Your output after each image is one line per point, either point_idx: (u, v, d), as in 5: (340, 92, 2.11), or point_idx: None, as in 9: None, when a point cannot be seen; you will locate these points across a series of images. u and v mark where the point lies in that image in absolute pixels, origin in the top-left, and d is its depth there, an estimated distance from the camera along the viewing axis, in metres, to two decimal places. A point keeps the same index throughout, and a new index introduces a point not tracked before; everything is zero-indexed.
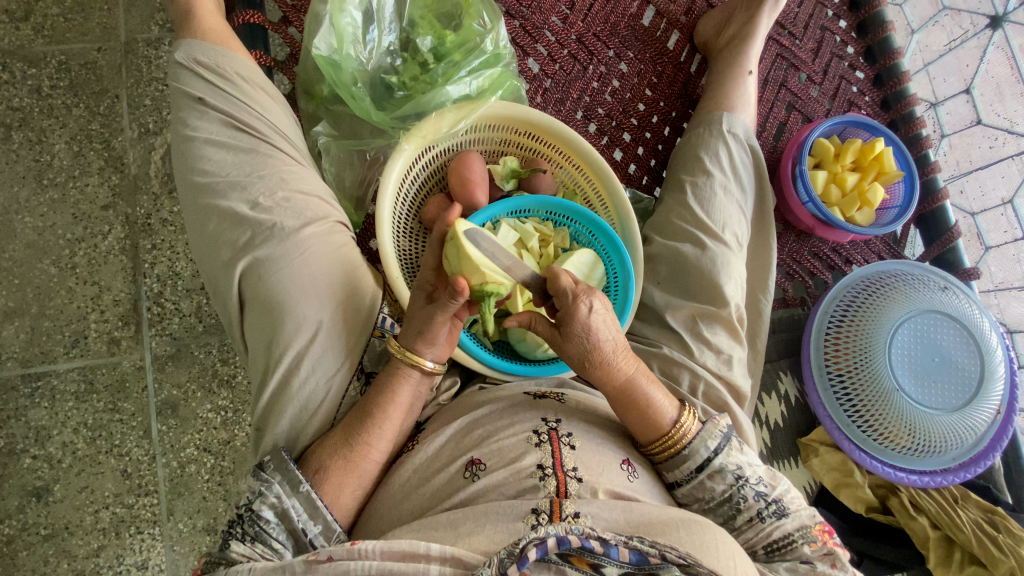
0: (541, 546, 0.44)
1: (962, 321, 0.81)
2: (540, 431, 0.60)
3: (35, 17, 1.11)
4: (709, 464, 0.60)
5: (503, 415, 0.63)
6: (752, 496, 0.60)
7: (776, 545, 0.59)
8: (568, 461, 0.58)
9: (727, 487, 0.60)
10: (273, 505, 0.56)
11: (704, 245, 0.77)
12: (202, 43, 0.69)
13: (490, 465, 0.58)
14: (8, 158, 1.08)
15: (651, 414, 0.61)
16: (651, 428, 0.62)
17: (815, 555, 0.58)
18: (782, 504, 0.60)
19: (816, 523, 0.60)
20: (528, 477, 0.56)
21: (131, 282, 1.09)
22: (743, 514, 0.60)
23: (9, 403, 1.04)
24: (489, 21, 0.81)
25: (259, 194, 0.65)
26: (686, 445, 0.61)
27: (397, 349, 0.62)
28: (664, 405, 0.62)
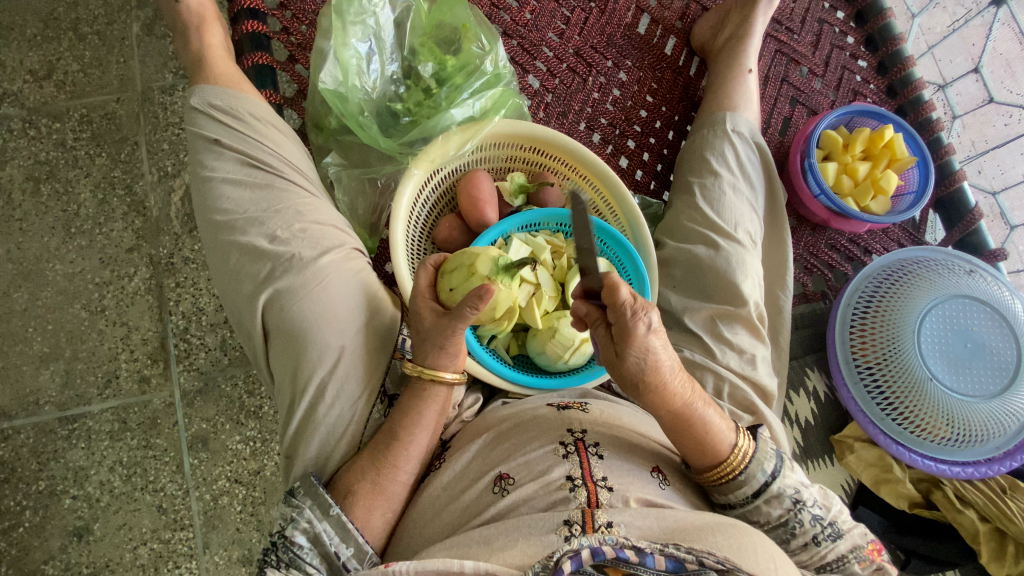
0: (577, 558, 0.44)
1: (993, 303, 0.79)
2: (566, 443, 0.60)
3: (56, 75, 1.17)
4: (767, 489, 0.59)
5: (526, 429, 0.62)
6: (809, 519, 0.58)
7: (827, 566, 0.58)
8: (597, 471, 0.57)
9: (784, 512, 0.59)
10: (306, 529, 0.56)
11: (717, 245, 0.76)
12: (215, 87, 0.72)
13: (519, 478, 0.58)
14: (38, 210, 1.14)
15: (708, 438, 0.59)
16: (710, 455, 0.59)
17: (865, 573, 0.57)
18: (837, 527, 0.59)
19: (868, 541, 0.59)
20: (558, 489, 0.56)
21: (158, 320, 1.13)
22: (799, 538, 0.59)
23: (47, 446, 1.07)
24: (487, 43, 0.83)
25: (275, 227, 0.67)
26: (744, 467, 0.59)
27: (417, 372, 0.64)
28: (723, 431, 0.59)
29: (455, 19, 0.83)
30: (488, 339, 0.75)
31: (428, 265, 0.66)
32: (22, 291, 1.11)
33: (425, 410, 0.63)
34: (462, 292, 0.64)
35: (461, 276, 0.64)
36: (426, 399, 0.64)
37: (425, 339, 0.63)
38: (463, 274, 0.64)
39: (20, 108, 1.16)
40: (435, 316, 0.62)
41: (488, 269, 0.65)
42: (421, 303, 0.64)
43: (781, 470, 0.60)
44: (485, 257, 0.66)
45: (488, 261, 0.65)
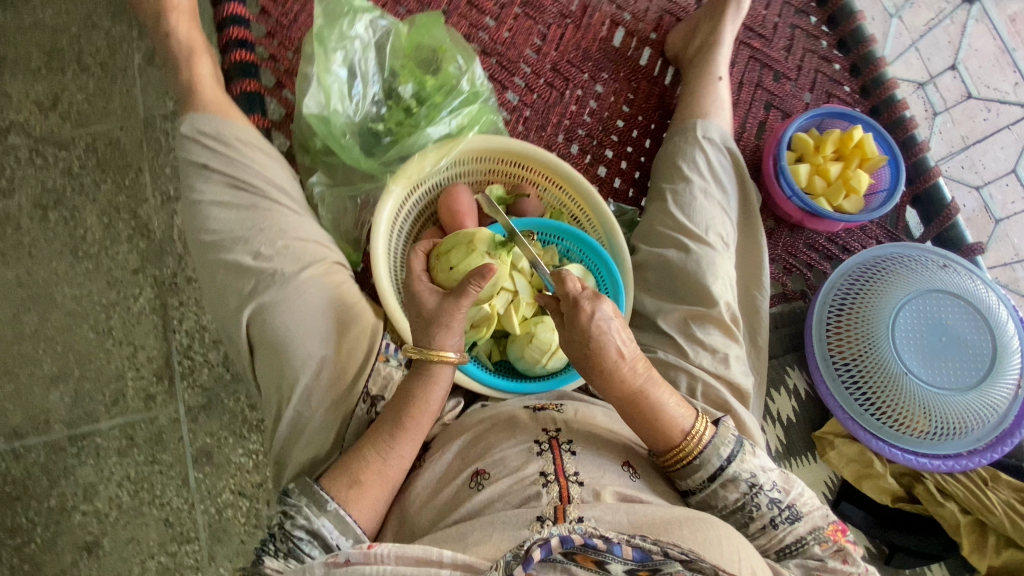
0: (545, 546, 0.45)
1: (966, 296, 0.80)
2: (541, 440, 0.63)
3: (62, 106, 1.22)
4: (722, 473, 0.61)
5: (504, 427, 0.66)
6: (766, 503, 0.61)
7: (787, 549, 0.61)
8: (569, 466, 0.60)
9: (740, 496, 0.61)
10: (305, 525, 0.57)
11: (688, 249, 0.79)
12: (204, 114, 0.76)
13: (494, 473, 0.60)
14: (47, 236, 1.19)
15: (661, 420, 0.62)
16: (663, 438, 0.62)
17: (826, 554, 0.59)
18: (795, 508, 0.61)
19: (829, 523, 0.60)
20: (532, 484, 0.58)
21: (163, 338, 1.17)
22: (757, 522, 0.61)
23: (58, 463, 1.11)
24: (464, 63, 0.87)
25: (260, 245, 0.70)
26: (701, 450, 0.61)
27: (420, 354, 0.65)
28: (678, 413, 0.62)
29: (433, 41, 0.87)
30: (468, 346, 0.78)
31: (421, 251, 0.73)
32: (33, 314, 1.16)
33: (426, 394, 0.65)
34: (462, 268, 0.72)
35: (461, 253, 0.72)
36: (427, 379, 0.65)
37: (426, 322, 0.65)
38: (461, 249, 0.72)
39: (28, 138, 1.22)
40: (438, 297, 0.66)
41: (486, 245, 0.73)
42: (419, 286, 0.68)
43: (740, 454, 0.62)
44: (482, 235, 0.73)
45: (484, 237, 0.73)
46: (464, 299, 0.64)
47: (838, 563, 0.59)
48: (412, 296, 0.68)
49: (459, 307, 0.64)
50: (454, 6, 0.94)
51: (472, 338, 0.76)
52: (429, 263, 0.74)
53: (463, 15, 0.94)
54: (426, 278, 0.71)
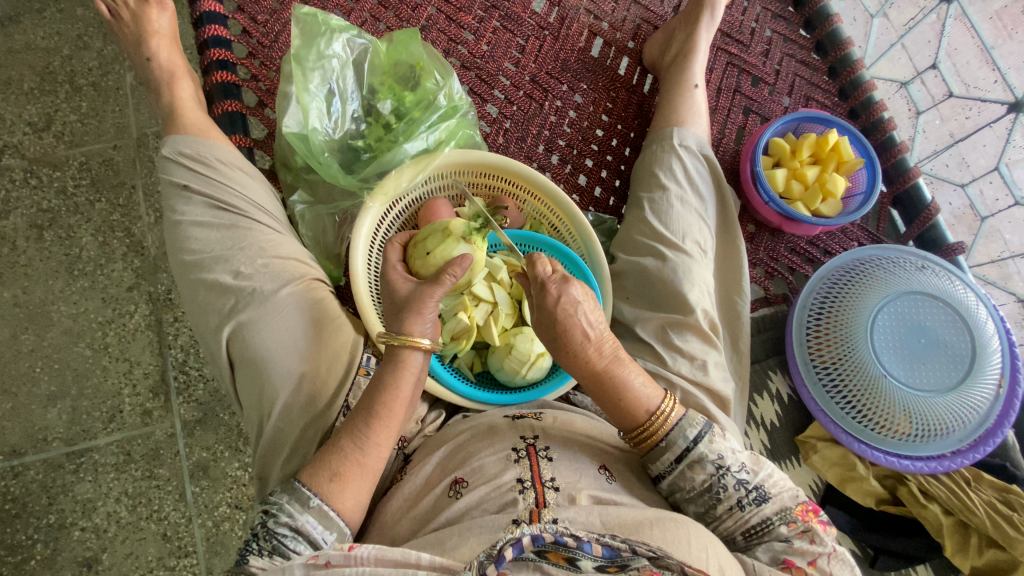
0: (517, 545, 0.44)
1: (946, 297, 0.80)
2: (518, 448, 0.63)
3: (55, 126, 1.25)
4: (688, 454, 0.63)
5: (482, 436, 0.66)
6: (733, 485, 0.62)
7: (754, 530, 0.61)
8: (545, 472, 0.61)
9: (706, 477, 0.63)
10: (288, 522, 0.57)
11: (665, 257, 0.79)
12: (186, 136, 0.78)
13: (472, 482, 0.61)
14: (43, 256, 1.20)
15: (628, 396, 0.63)
16: (630, 416, 0.63)
17: (793, 534, 0.60)
18: (763, 490, 0.62)
19: (798, 503, 0.61)
20: (509, 491, 0.59)
21: (158, 353, 1.19)
22: (724, 503, 0.62)
23: (56, 481, 1.12)
24: (441, 79, 0.88)
25: (240, 264, 0.72)
26: (670, 427, 0.63)
27: (392, 343, 0.65)
28: (645, 390, 0.64)
29: (411, 57, 0.89)
30: (450, 358, 0.79)
31: (397, 244, 0.77)
32: (29, 333, 1.17)
33: (397, 381, 0.64)
34: (438, 252, 0.74)
35: (437, 239, 0.74)
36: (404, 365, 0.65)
37: (400, 307, 0.68)
38: (436, 235, 0.75)
39: (21, 159, 1.23)
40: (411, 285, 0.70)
41: (461, 229, 0.75)
42: (395, 275, 0.72)
43: (711, 436, 0.63)
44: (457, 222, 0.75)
45: (460, 224, 0.75)
46: (439, 287, 0.67)
47: (805, 543, 0.59)
48: (389, 284, 0.72)
49: (434, 294, 0.67)
50: (432, 21, 0.95)
51: (453, 350, 0.77)
52: (404, 254, 0.76)
53: (442, 30, 0.95)
54: (401, 268, 0.75)
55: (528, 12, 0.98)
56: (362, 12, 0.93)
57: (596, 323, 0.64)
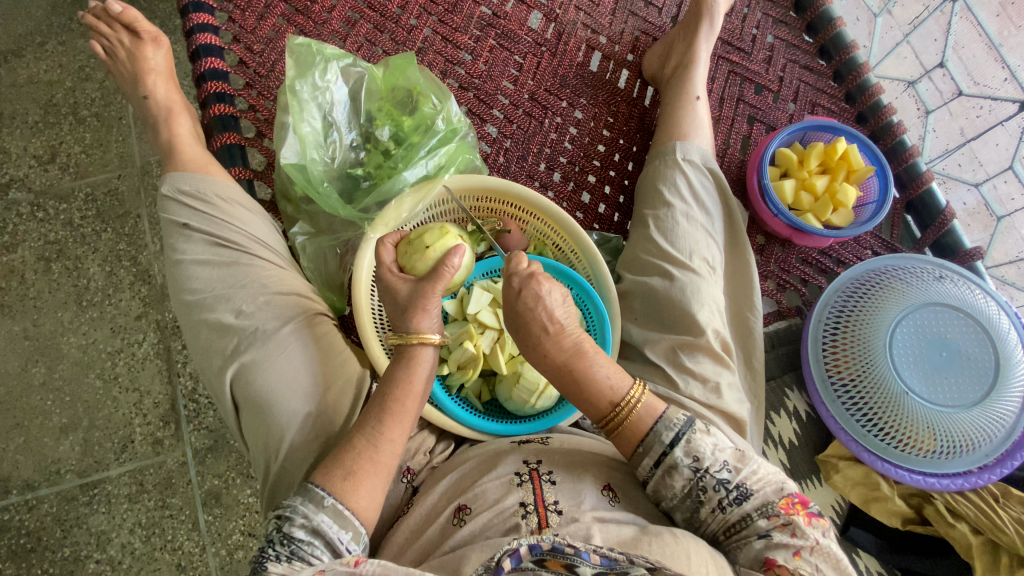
0: (515, 555, 0.44)
1: (967, 307, 0.78)
2: (522, 472, 0.63)
3: (60, 158, 1.25)
4: (666, 458, 0.60)
5: (486, 464, 0.66)
6: (713, 485, 0.59)
7: (735, 527, 0.58)
8: (549, 496, 0.60)
9: (685, 482, 0.60)
10: (304, 524, 0.56)
11: (672, 276, 0.78)
12: (184, 173, 0.77)
13: (475, 508, 0.60)
14: (51, 287, 1.20)
15: (591, 386, 0.63)
16: (596, 407, 0.63)
17: (773, 527, 0.55)
18: (743, 488, 0.58)
19: (782, 496, 0.57)
20: (512, 516, 0.58)
21: (168, 382, 1.18)
22: (706, 506, 0.60)
23: (70, 513, 1.11)
24: (439, 102, 0.87)
25: (242, 302, 0.71)
26: (648, 431, 0.62)
27: (401, 342, 0.65)
28: (610, 380, 0.63)
29: (407, 81, 0.88)
30: (457, 388, 0.78)
31: (388, 244, 0.72)
32: (40, 366, 1.17)
33: (409, 375, 0.65)
34: (438, 248, 0.72)
35: (434, 235, 0.72)
36: (414, 362, 0.65)
37: (402, 308, 0.66)
38: (433, 237, 0.72)
39: (28, 193, 1.24)
40: (411, 284, 0.67)
41: (456, 234, 0.76)
42: (392, 277, 0.68)
43: (688, 436, 0.61)
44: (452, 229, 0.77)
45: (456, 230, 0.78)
46: (438, 282, 0.65)
47: (785, 536, 0.54)
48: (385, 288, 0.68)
49: (434, 289, 0.65)
50: (428, 43, 0.94)
51: (459, 379, 0.76)
52: (399, 254, 0.72)
53: (439, 51, 0.94)
54: (398, 269, 0.71)
55: (525, 29, 0.97)
56: (358, 37, 0.92)
57: (558, 317, 0.62)
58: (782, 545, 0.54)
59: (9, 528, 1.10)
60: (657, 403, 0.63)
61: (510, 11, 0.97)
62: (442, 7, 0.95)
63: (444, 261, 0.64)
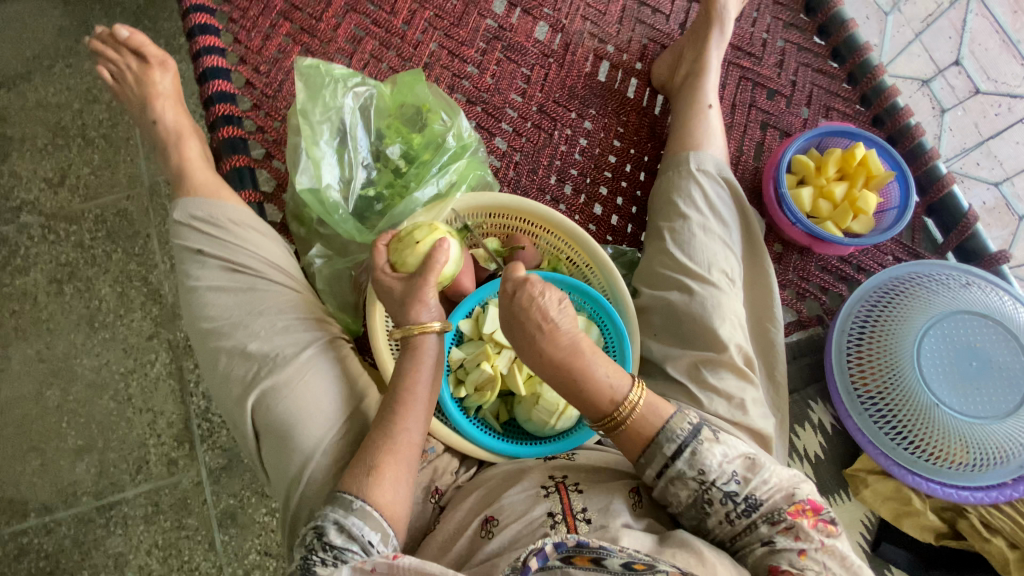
0: (541, 554, 0.46)
1: (995, 315, 0.78)
2: (547, 485, 0.62)
3: (70, 180, 1.26)
4: (670, 470, 0.58)
5: (512, 478, 0.65)
6: (720, 498, 0.57)
7: (738, 533, 0.57)
8: (576, 504, 0.60)
9: (691, 493, 0.58)
10: (337, 529, 0.55)
11: (691, 289, 0.76)
12: (195, 199, 0.77)
13: (503, 519, 0.59)
14: (64, 309, 1.21)
15: (591, 387, 0.58)
16: (596, 409, 0.59)
17: (776, 532, 0.55)
18: (753, 499, 0.56)
19: (793, 503, 0.55)
20: (541, 527, 0.58)
21: (181, 402, 1.18)
22: (714, 517, 0.58)
23: (87, 535, 1.11)
24: (449, 119, 0.87)
25: (260, 328, 0.70)
26: (649, 441, 0.59)
27: (404, 334, 0.65)
28: (610, 379, 0.58)
29: (416, 98, 0.87)
30: (475, 410, 0.77)
31: (381, 245, 0.69)
32: (55, 388, 1.17)
33: (416, 364, 0.64)
34: (428, 242, 0.68)
35: (423, 230, 0.68)
36: (417, 354, 0.65)
37: (418, 310, 0.64)
38: (422, 233, 0.68)
39: (39, 216, 1.24)
40: (404, 283, 0.65)
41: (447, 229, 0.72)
42: (384, 278, 0.67)
43: (694, 446, 0.58)
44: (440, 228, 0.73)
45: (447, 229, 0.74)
46: (430, 274, 0.65)
47: (790, 540, 0.53)
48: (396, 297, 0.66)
49: (427, 282, 0.64)
50: (435, 57, 0.93)
51: (477, 402, 0.75)
52: (390, 253, 0.69)
53: (445, 66, 0.93)
54: (392, 269, 0.68)
55: (531, 40, 0.95)
56: (364, 54, 0.91)
57: (552, 316, 0.57)
58: (785, 550, 0.53)
59: (27, 552, 1.10)
60: (662, 406, 0.60)
61: (515, 22, 0.96)
62: (447, 21, 0.94)
63: (432, 254, 0.65)
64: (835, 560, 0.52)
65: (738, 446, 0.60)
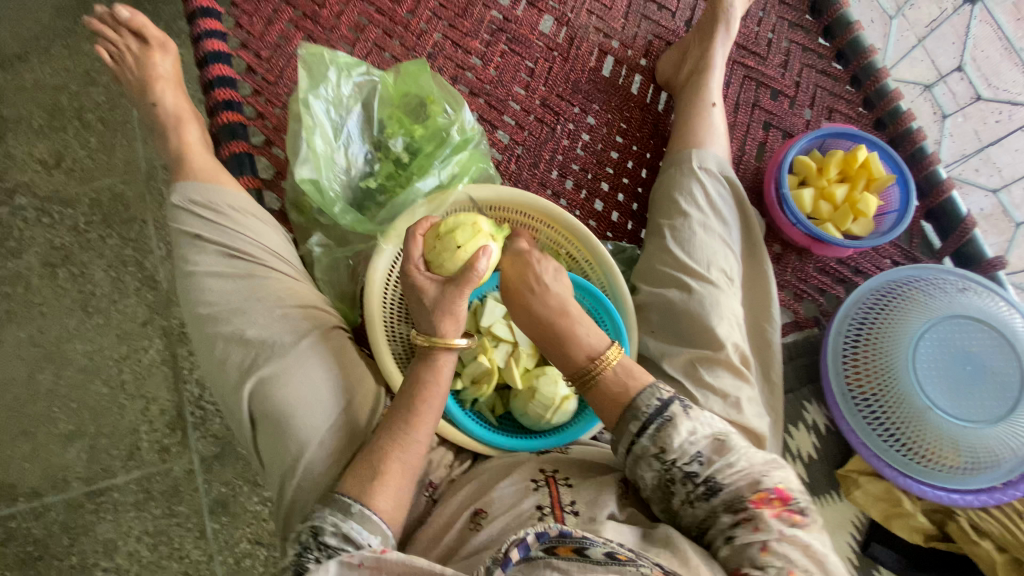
0: (523, 545, 0.47)
1: (992, 320, 0.79)
2: (537, 477, 0.62)
3: (65, 162, 1.24)
4: (635, 445, 0.59)
5: (505, 471, 0.65)
6: (681, 479, 0.57)
7: (706, 526, 0.57)
8: (566, 498, 0.60)
9: (656, 474, 0.58)
10: (335, 531, 0.55)
11: (689, 288, 0.76)
12: (195, 183, 0.76)
13: (492, 512, 0.59)
14: (57, 293, 1.19)
15: (571, 344, 0.65)
16: (571, 366, 0.65)
17: (738, 520, 0.54)
18: (714, 483, 0.56)
19: (756, 491, 0.55)
20: (529, 519, 0.58)
21: (174, 389, 1.17)
22: (678, 498, 0.58)
23: (77, 521, 1.10)
24: (452, 111, 0.86)
25: (258, 316, 0.70)
26: (620, 416, 0.60)
27: (428, 342, 0.65)
28: (589, 339, 0.65)
29: (419, 89, 0.87)
30: (471, 403, 0.77)
31: (421, 235, 0.67)
32: (46, 372, 1.16)
33: (435, 376, 0.65)
34: (469, 248, 0.66)
35: (467, 233, 0.67)
36: (435, 364, 0.65)
37: (414, 301, 0.64)
38: (466, 233, 0.67)
39: (33, 198, 1.23)
40: (440, 287, 0.65)
41: (489, 229, 0.70)
42: (420, 276, 0.65)
43: (660, 423, 0.58)
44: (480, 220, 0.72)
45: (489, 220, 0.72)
46: (466, 285, 0.64)
47: (750, 530, 0.53)
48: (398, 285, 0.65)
49: (462, 294, 0.64)
50: (438, 48, 0.92)
51: (473, 395, 0.75)
52: (429, 250, 0.67)
53: (449, 56, 0.92)
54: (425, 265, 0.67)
55: (536, 33, 0.95)
56: (367, 42, 0.91)
57: (545, 280, 0.67)
58: (748, 546, 0.53)
59: (16, 536, 1.09)
60: (640, 376, 0.62)
61: (521, 15, 0.95)
62: (452, 11, 0.93)
63: (473, 262, 0.63)
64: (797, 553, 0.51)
65: (709, 426, 0.59)
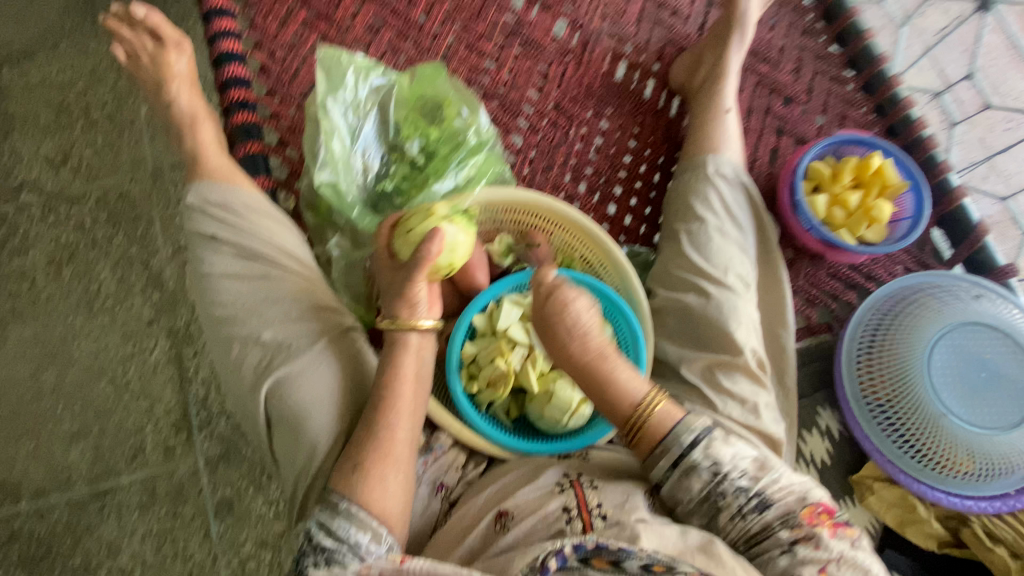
0: (560, 555, 0.47)
1: (1006, 328, 0.79)
2: (562, 481, 0.62)
3: (72, 160, 1.24)
4: (684, 459, 0.59)
5: (528, 475, 0.65)
6: (731, 491, 0.58)
7: (756, 539, 0.57)
8: (591, 499, 0.60)
9: (704, 485, 0.59)
10: (326, 531, 0.56)
11: (707, 292, 0.77)
12: (211, 184, 0.76)
13: (518, 514, 0.60)
14: (62, 291, 1.19)
15: (614, 389, 0.60)
16: (616, 409, 0.61)
17: (795, 538, 0.54)
18: (764, 496, 0.58)
19: (805, 506, 0.56)
20: (556, 521, 0.58)
21: (179, 390, 1.16)
22: (725, 513, 0.58)
23: (81, 521, 1.09)
24: (468, 114, 0.86)
25: (273, 318, 0.70)
26: (661, 440, 0.60)
27: (389, 327, 0.65)
28: (630, 382, 0.61)
29: (435, 92, 0.87)
30: (486, 406, 0.77)
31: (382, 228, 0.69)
32: (51, 371, 1.15)
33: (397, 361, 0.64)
34: (418, 231, 0.66)
35: (418, 218, 0.67)
36: (404, 346, 0.64)
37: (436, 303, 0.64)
38: (412, 221, 0.67)
39: (39, 195, 1.22)
40: (391, 274, 0.66)
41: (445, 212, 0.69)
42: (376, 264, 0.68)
43: (710, 439, 0.60)
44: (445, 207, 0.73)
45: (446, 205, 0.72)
46: (419, 268, 0.63)
47: (810, 548, 0.53)
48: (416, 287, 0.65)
49: (417, 277, 0.63)
50: (452, 50, 0.92)
51: (489, 397, 0.75)
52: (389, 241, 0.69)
53: (463, 59, 0.93)
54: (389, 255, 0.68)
55: (549, 37, 0.95)
56: (381, 44, 0.91)
57: (585, 321, 0.60)
58: (807, 562, 0.52)
59: (19, 536, 1.08)
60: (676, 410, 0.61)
61: (534, 18, 0.95)
62: (466, 14, 0.94)
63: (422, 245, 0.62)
64: (854, 570, 0.51)
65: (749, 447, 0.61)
